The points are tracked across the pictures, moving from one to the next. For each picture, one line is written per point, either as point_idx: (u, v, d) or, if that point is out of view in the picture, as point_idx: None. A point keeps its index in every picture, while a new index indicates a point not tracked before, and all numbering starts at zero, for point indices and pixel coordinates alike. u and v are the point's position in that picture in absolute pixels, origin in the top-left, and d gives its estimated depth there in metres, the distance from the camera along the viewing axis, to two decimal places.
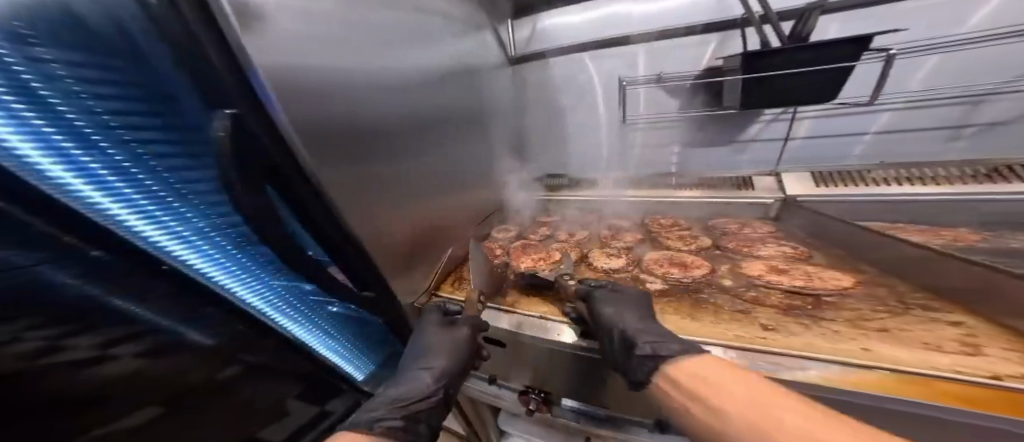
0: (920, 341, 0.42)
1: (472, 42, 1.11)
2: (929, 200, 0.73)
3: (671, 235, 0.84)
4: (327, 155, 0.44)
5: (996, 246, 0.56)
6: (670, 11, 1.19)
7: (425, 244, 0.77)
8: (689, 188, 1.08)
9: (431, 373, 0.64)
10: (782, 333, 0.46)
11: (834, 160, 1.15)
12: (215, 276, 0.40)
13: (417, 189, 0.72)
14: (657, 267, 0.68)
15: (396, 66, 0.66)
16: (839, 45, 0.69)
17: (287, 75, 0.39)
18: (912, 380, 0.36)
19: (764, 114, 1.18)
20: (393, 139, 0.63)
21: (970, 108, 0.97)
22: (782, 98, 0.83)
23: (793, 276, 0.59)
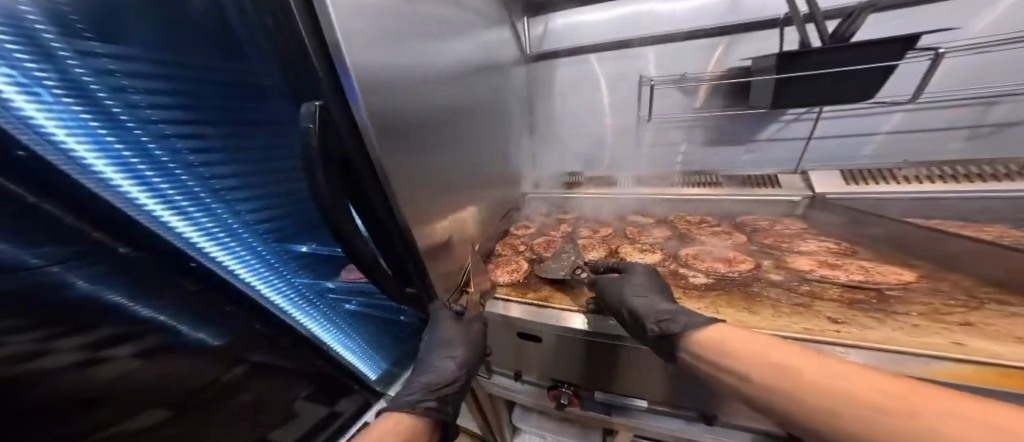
0: (1011, 335, 0.42)
1: (495, 40, 1.10)
2: (970, 197, 0.73)
3: (703, 231, 0.84)
4: (398, 150, 0.44)
5: None
6: (692, 12, 1.18)
7: (461, 244, 0.76)
8: (712, 186, 1.08)
9: (455, 361, 0.63)
10: (855, 327, 0.47)
11: (853, 159, 1.16)
12: (200, 244, 0.52)
13: (455, 188, 0.72)
14: (698, 261, 0.69)
15: (443, 64, 0.65)
16: (881, 43, 0.69)
17: (375, 72, 0.39)
18: (1010, 374, 0.36)
19: (787, 113, 1.17)
20: (441, 134, 0.62)
21: (983, 109, 0.98)
22: (814, 97, 0.84)
23: (850, 270, 0.60)
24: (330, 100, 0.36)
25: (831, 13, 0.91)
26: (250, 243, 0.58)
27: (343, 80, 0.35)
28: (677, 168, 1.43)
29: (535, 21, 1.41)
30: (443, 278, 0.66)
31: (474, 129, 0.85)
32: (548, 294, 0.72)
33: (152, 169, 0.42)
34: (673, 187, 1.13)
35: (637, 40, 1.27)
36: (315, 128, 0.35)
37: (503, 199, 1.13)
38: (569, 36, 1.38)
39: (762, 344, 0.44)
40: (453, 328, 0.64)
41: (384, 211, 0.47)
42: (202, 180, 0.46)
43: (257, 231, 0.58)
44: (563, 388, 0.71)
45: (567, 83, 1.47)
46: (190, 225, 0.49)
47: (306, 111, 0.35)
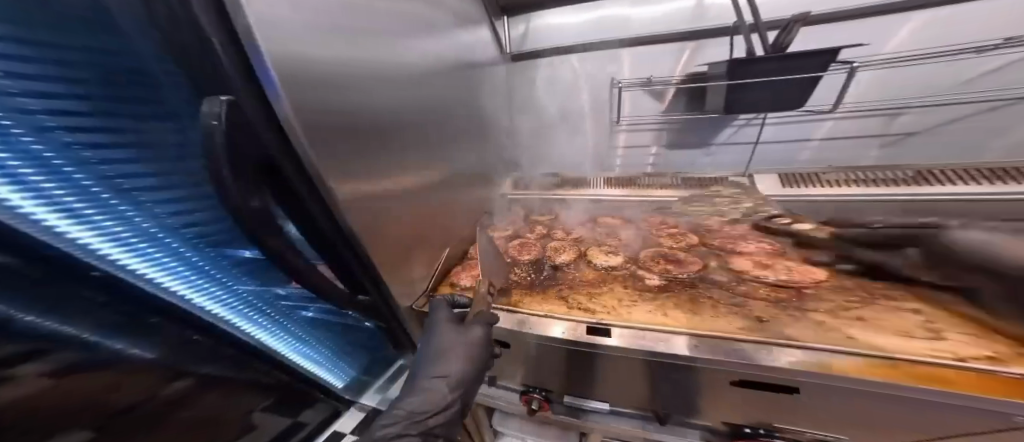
0: (897, 330, 0.50)
1: (470, 37, 1.09)
2: (884, 200, 0.84)
3: (663, 233, 0.88)
4: (331, 149, 0.42)
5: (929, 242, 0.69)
6: (659, 17, 1.22)
7: (424, 245, 0.75)
8: (673, 186, 1.13)
9: (446, 382, 0.62)
10: (774, 324, 0.54)
11: (793, 162, 1.27)
12: (143, 271, 0.39)
13: (416, 189, 0.69)
14: (653, 263, 0.71)
15: (397, 59, 0.62)
16: (820, 57, 0.76)
17: (298, 67, 0.36)
18: (885, 365, 0.44)
19: (737, 118, 1.27)
20: (398, 135, 0.61)
21: (889, 119, 1.11)
22: (762, 105, 0.91)
23: (777, 270, 0.67)
24: (241, 95, 0.33)
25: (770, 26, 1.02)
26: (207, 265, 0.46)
27: (255, 64, 0.32)
28: (649, 169, 1.49)
29: (516, 21, 1.41)
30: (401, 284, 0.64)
31: (442, 128, 0.82)
32: (517, 299, 0.70)
33: (24, 163, 0.27)
34: (637, 187, 1.18)
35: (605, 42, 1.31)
36: (222, 127, 0.30)
37: (476, 200, 1.12)
38: (547, 37, 1.39)
39: None
40: (449, 336, 0.63)
41: (321, 213, 0.44)
42: (119, 190, 0.34)
43: (188, 239, 0.42)
44: (536, 393, 0.73)
45: (542, 82, 1.48)
46: (88, 233, 0.33)
47: (209, 103, 0.30)
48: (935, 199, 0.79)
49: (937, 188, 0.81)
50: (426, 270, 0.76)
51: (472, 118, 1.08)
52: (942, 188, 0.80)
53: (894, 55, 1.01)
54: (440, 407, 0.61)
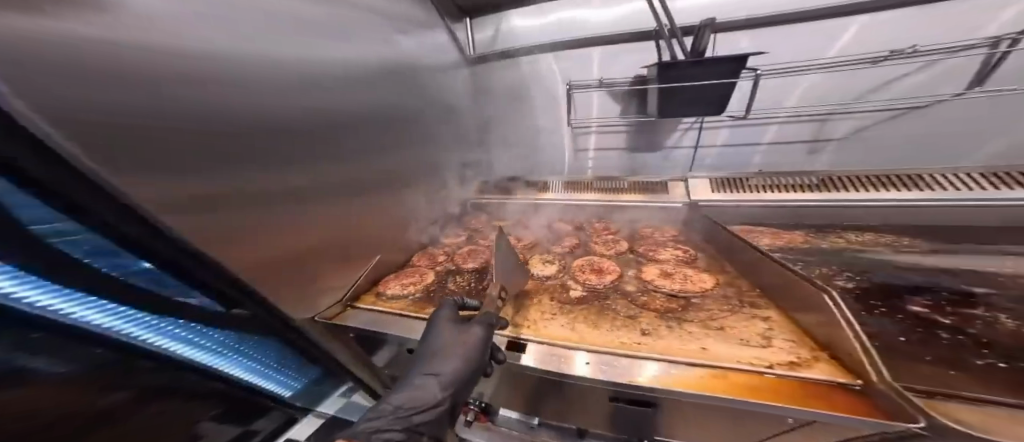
0: (740, 337, 0.44)
1: (420, 40, 1.12)
2: (793, 204, 0.93)
3: (600, 240, 0.91)
4: (141, 157, 0.35)
5: (817, 245, 0.77)
6: (610, 21, 1.23)
7: (332, 258, 0.72)
8: (620, 191, 1.17)
9: (437, 381, 0.52)
10: (654, 337, 0.47)
11: (744, 168, 1.33)
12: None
13: (314, 201, 0.66)
14: (580, 274, 0.71)
15: (276, 64, 0.58)
16: (726, 63, 0.84)
17: (72, 54, 0.29)
18: (716, 375, 0.38)
19: (683, 123, 1.33)
20: (276, 144, 0.57)
21: (819, 125, 1.19)
22: (695, 107, 0.95)
23: (674, 279, 0.61)
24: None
25: None
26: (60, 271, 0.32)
27: None
28: (621, 175, 1.49)
29: (485, 24, 1.42)
30: (292, 302, 0.61)
31: (358, 137, 0.80)
32: None
33: None
34: (591, 191, 1.21)
35: (561, 43, 1.32)
36: None
37: (417, 207, 1.10)
38: (512, 38, 1.39)
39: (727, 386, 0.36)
40: (446, 332, 0.55)
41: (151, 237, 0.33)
42: None
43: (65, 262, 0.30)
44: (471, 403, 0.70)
45: (504, 83, 1.48)
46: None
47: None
48: (828, 205, 0.91)
49: (836, 195, 0.92)
50: (329, 289, 0.72)
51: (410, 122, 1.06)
52: (844, 195, 0.91)
53: (809, 63, 1.11)
54: (430, 404, 0.51)
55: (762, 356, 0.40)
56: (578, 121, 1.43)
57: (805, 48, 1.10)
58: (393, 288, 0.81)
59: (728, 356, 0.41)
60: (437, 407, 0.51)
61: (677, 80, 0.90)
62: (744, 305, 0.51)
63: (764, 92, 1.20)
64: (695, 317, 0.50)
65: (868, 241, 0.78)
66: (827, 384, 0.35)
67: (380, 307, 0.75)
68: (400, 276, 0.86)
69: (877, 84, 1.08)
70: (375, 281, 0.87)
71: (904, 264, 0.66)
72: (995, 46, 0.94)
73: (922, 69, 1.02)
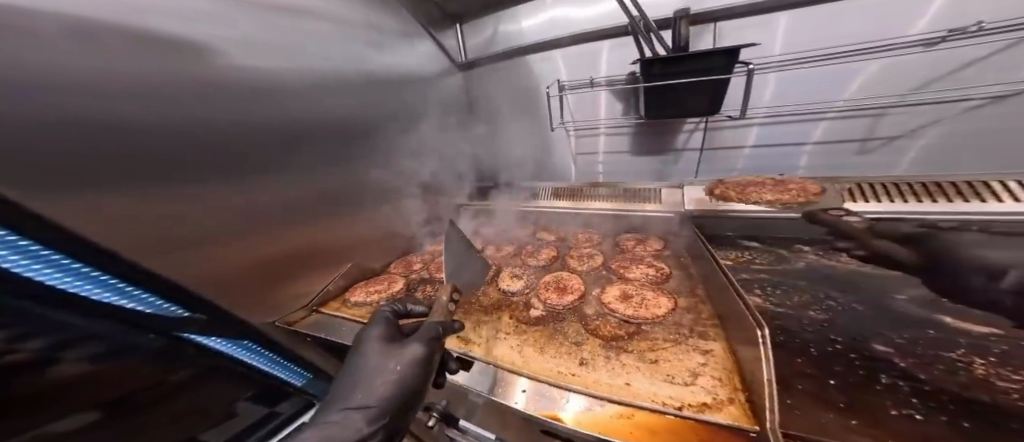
0: (666, 373, 0.42)
1: (398, 54, 1.19)
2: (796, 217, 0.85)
3: (578, 253, 0.89)
4: (47, 180, 0.45)
5: (817, 263, 0.68)
6: (589, 19, 1.21)
7: (296, 265, 0.85)
8: (613, 199, 1.13)
9: (364, 414, 0.49)
10: (588, 368, 0.46)
11: (778, 171, 1.17)
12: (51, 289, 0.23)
13: (266, 217, 0.76)
14: (543, 291, 0.70)
15: (212, 97, 0.66)
16: (713, 57, 0.78)
17: None
18: (626, 414, 0.37)
19: (688, 123, 1.22)
20: (225, 162, 0.67)
21: (874, 120, 1.00)
22: (688, 105, 0.89)
23: (630, 303, 0.58)
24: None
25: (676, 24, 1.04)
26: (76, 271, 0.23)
27: None
28: (620, 179, 1.43)
29: (472, 31, 1.45)
30: (247, 307, 0.74)
31: (317, 153, 0.90)
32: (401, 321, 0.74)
33: None
34: (581, 199, 1.17)
35: (548, 44, 1.29)
36: None
37: (400, 214, 1.20)
38: (501, 41, 1.39)
39: (623, 427, 0.35)
40: (378, 356, 0.55)
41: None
42: None
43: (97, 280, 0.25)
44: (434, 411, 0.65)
45: (498, 89, 1.48)
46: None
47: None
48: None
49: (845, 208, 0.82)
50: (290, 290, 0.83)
51: (387, 138, 1.15)
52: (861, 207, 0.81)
53: (830, 50, 0.96)
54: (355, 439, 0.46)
55: (679, 395, 0.38)
56: (573, 123, 1.39)
57: (820, 33, 0.96)
58: (360, 296, 0.86)
59: (648, 393, 0.39)
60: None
61: (668, 76, 0.84)
62: (691, 335, 0.49)
63: (778, 90, 1.07)
64: (585, 351, 0.50)
65: None
66: (730, 433, 0.32)
67: (347, 314, 0.81)
68: (370, 283, 0.92)
69: (942, 71, 0.88)
70: (346, 287, 0.94)
71: (922, 287, 0.56)
72: None
73: (1009, 49, 0.81)
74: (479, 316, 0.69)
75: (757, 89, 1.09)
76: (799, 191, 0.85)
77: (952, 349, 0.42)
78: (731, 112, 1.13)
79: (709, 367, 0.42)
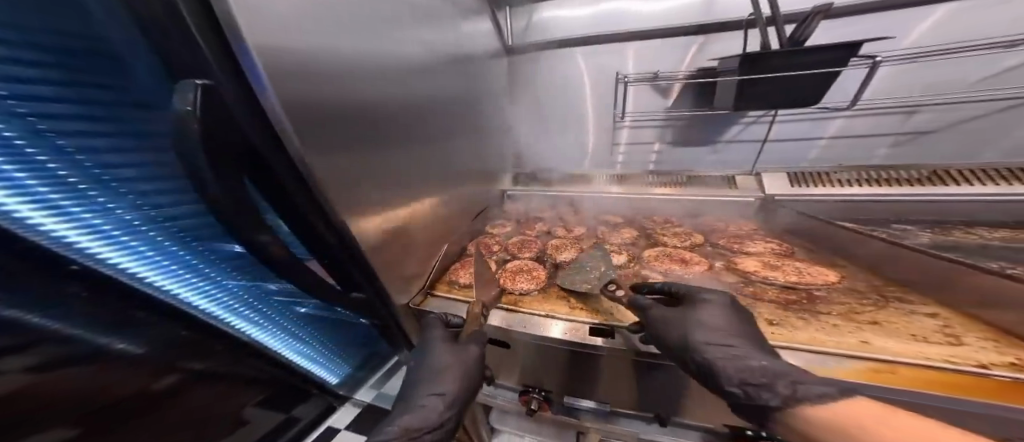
0: (908, 333, 0.48)
1: (474, 28, 1.04)
2: (890, 200, 0.83)
3: (666, 232, 0.87)
4: (323, 144, 0.39)
5: (940, 237, 0.67)
6: (662, 14, 1.19)
7: (427, 245, 0.74)
8: (674, 185, 1.10)
9: (442, 400, 0.54)
10: (784, 328, 0.52)
11: (792, 163, 1.24)
12: (116, 259, 0.40)
13: (422, 189, 0.71)
14: (658, 263, 0.73)
15: (381, 57, 0.55)
16: (833, 50, 0.79)
17: (290, 58, 0.34)
18: (881, 368, 0.42)
19: (747, 116, 1.22)
20: (397, 128, 0.59)
21: (906, 117, 1.07)
22: (787, 94, 0.92)
23: (786, 271, 0.66)
24: (222, 82, 0.30)
25: (789, 18, 1.04)
26: (169, 246, 0.42)
27: (245, 65, 0.30)
28: (648, 168, 1.44)
29: (518, 12, 1.33)
30: (399, 286, 0.61)
31: (444, 128, 0.82)
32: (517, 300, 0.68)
33: (36, 175, 0.30)
34: (642, 185, 1.14)
35: (614, 35, 1.26)
36: (195, 114, 0.30)
37: (480, 196, 1.11)
38: (555, 31, 1.35)
39: (909, 372, 0.41)
40: (445, 357, 0.57)
41: (294, 185, 0.39)
42: (97, 179, 0.33)
43: (171, 231, 0.40)
44: (534, 394, 0.68)
45: (551, 77, 1.43)
46: (65, 225, 0.34)
47: (180, 89, 0.29)
48: (923, 201, 0.80)
49: (955, 188, 0.79)
50: (419, 266, 0.70)
51: (474, 118, 1.04)
52: (953, 189, 0.79)
53: (904, 51, 1.00)
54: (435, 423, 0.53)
55: (970, 356, 0.43)
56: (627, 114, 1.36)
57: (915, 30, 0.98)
58: (464, 277, 0.80)
59: (934, 354, 0.44)
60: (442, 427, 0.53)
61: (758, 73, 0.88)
62: (892, 300, 0.57)
63: (879, 81, 1.06)
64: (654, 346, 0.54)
65: (1001, 237, 0.64)
66: None
67: (460, 295, 0.74)
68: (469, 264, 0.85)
69: (1006, 67, 0.94)
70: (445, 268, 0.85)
71: None
72: None
73: None
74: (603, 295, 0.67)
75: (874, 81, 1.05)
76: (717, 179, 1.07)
77: None
78: (835, 104, 1.11)
79: (953, 327, 0.49)
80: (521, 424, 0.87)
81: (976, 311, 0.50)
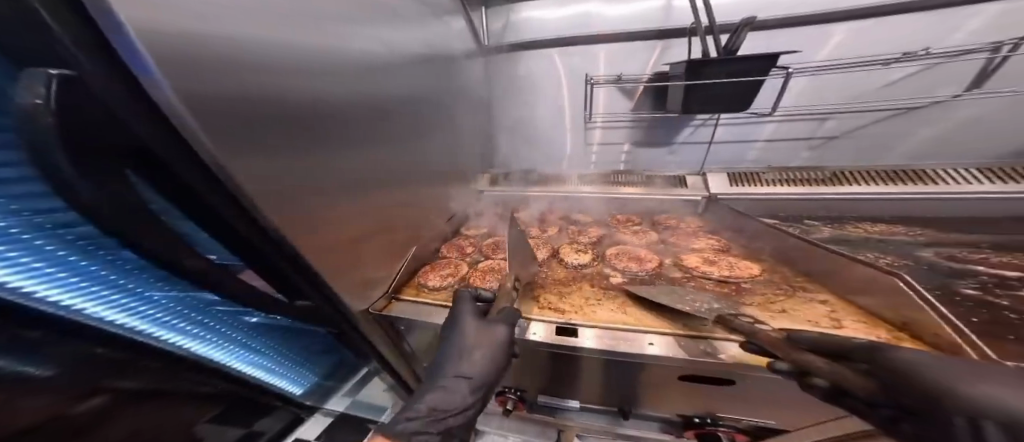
0: (807, 319, 0.59)
1: (446, 27, 1.03)
2: (808, 199, 0.97)
3: (627, 230, 0.96)
4: (243, 144, 0.36)
5: (840, 232, 0.81)
6: (629, 17, 1.25)
7: (384, 251, 0.72)
8: (637, 184, 1.19)
9: (468, 383, 0.57)
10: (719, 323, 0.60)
11: (737, 162, 1.39)
12: (28, 290, 0.28)
13: (380, 192, 0.70)
14: (617, 261, 0.80)
15: (319, 46, 0.51)
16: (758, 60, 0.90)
17: (196, 47, 0.31)
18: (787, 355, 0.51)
19: (695, 119, 1.34)
20: (345, 128, 0.57)
21: (818, 123, 1.25)
22: (727, 100, 1.03)
23: (720, 266, 0.75)
24: (87, 68, 0.23)
25: (723, 28, 1.16)
26: (71, 258, 0.31)
27: (115, 43, 0.24)
28: (621, 166, 1.52)
29: (496, 14, 1.38)
30: (350, 291, 0.58)
31: (404, 128, 0.79)
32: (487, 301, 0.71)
33: None
34: (613, 185, 1.21)
35: (580, 37, 1.31)
36: (48, 109, 0.22)
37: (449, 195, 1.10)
38: (527, 31, 1.38)
39: None
40: None
41: (205, 185, 0.33)
42: None
43: (68, 240, 0.31)
44: (509, 394, 0.73)
45: (523, 77, 1.46)
46: None
47: (24, 80, 0.22)
48: (829, 199, 0.96)
49: (854, 189, 0.95)
50: (381, 272, 0.70)
51: (443, 116, 1.02)
52: (853, 189, 0.94)
53: (814, 63, 1.16)
54: (459, 408, 0.56)
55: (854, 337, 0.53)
56: (596, 115, 1.43)
57: (821, 47, 1.14)
58: (433, 280, 0.81)
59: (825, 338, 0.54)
60: (467, 411, 0.56)
61: (701, 77, 0.97)
62: (796, 289, 0.68)
63: (791, 91, 1.23)
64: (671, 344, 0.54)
65: (879, 230, 0.80)
66: None
67: (428, 299, 0.75)
68: (437, 267, 0.86)
69: (884, 84, 1.14)
70: (414, 271, 0.86)
71: (929, 243, 0.71)
72: (995, 52, 1.01)
73: (922, 72, 1.09)
74: (565, 296, 0.72)
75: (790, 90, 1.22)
76: (671, 180, 1.17)
77: (995, 298, 0.54)
78: (759, 110, 1.27)
79: (838, 312, 0.60)
80: (504, 424, 0.91)
81: (853, 296, 0.62)
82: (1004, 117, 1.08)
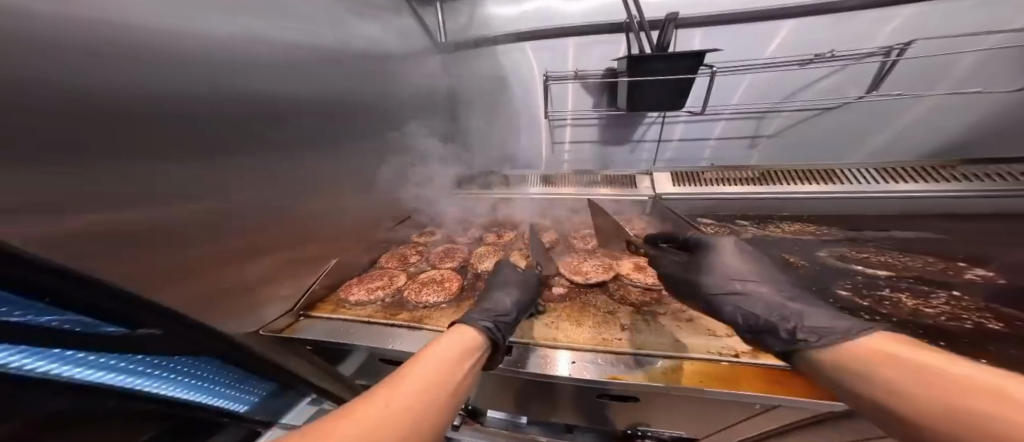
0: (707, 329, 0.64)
1: (371, 26, 1.08)
2: (745, 200, 1.05)
3: (578, 236, 1.02)
4: (76, 148, 0.39)
5: (763, 232, 0.89)
6: (578, 10, 1.25)
7: (281, 266, 0.73)
8: (600, 185, 1.22)
9: (508, 298, 0.67)
10: (631, 333, 0.65)
11: (692, 161, 1.45)
12: None
13: (281, 200, 0.74)
14: (564, 270, 0.85)
15: (178, 39, 0.53)
16: (682, 58, 0.95)
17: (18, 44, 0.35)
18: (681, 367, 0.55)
19: (648, 117, 1.38)
20: (231, 132, 0.62)
21: (757, 122, 1.33)
22: (666, 97, 1.07)
23: (647, 273, 0.82)
24: None
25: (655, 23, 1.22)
26: None
27: None
28: (592, 166, 1.53)
29: (454, 10, 1.38)
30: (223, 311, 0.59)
31: (306, 133, 0.83)
32: (421, 315, 0.72)
33: None
34: (590, 185, 1.22)
35: (530, 33, 1.31)
36: None
37: (377, 200, 1.12)
38: (478, 24, 1.36)
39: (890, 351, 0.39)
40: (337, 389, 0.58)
41: None
42: None
43: None
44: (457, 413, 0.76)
45: (479, 73, 1.44)
46: None
47: None
48: (762, 199, 1.04)
49: (780, 188, 1.04)
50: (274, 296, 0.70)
51: (368, 115, 1.07)
52: (777, 188, 1.04)
53: (752, 62, 1.23)
54: (504, 310, 0.64)
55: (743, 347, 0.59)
56: (566, 113, 1.41)
57: (745, 51, 1.23)
58: (357, 294, 0.80)
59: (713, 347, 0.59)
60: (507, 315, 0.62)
61: (643, 74, 1.01)
62: None
63: (722, 92, 1.30)
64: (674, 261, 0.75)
65: (794, 230, 0.89)
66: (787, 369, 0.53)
67: (348, 315, 0.73)
68: (367, 280, 0.86)
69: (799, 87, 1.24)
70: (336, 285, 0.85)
71: (832, 245, 0.80)
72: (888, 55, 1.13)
73: (832, 75, 1.20)
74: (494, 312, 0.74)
75: (726, 89, 1.29)
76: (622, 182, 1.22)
77: (863, 298, 0.63)
78: (690, 110, 1.34)
79: None
80: None
81: None
82: (911, 123, 1.21)
